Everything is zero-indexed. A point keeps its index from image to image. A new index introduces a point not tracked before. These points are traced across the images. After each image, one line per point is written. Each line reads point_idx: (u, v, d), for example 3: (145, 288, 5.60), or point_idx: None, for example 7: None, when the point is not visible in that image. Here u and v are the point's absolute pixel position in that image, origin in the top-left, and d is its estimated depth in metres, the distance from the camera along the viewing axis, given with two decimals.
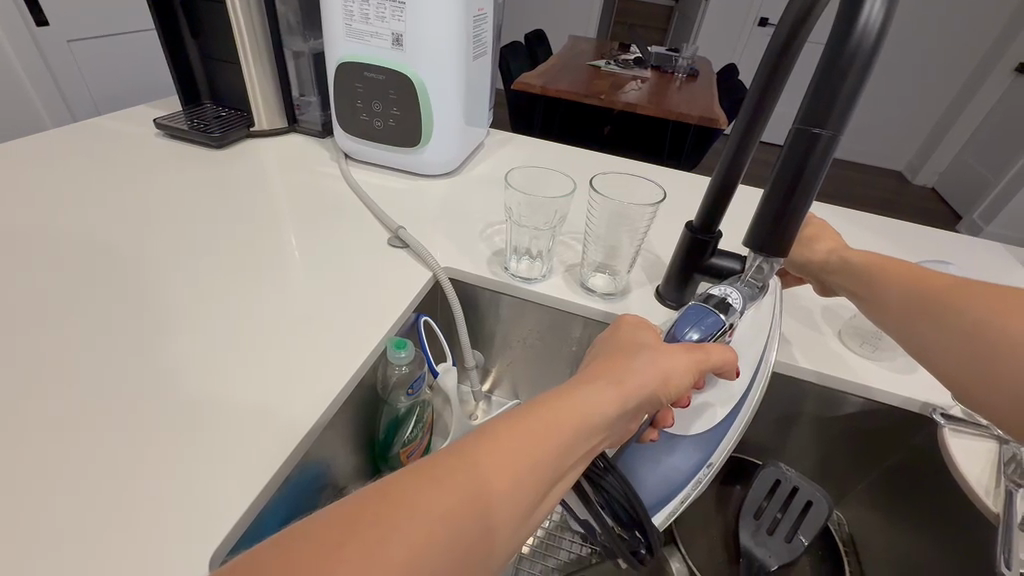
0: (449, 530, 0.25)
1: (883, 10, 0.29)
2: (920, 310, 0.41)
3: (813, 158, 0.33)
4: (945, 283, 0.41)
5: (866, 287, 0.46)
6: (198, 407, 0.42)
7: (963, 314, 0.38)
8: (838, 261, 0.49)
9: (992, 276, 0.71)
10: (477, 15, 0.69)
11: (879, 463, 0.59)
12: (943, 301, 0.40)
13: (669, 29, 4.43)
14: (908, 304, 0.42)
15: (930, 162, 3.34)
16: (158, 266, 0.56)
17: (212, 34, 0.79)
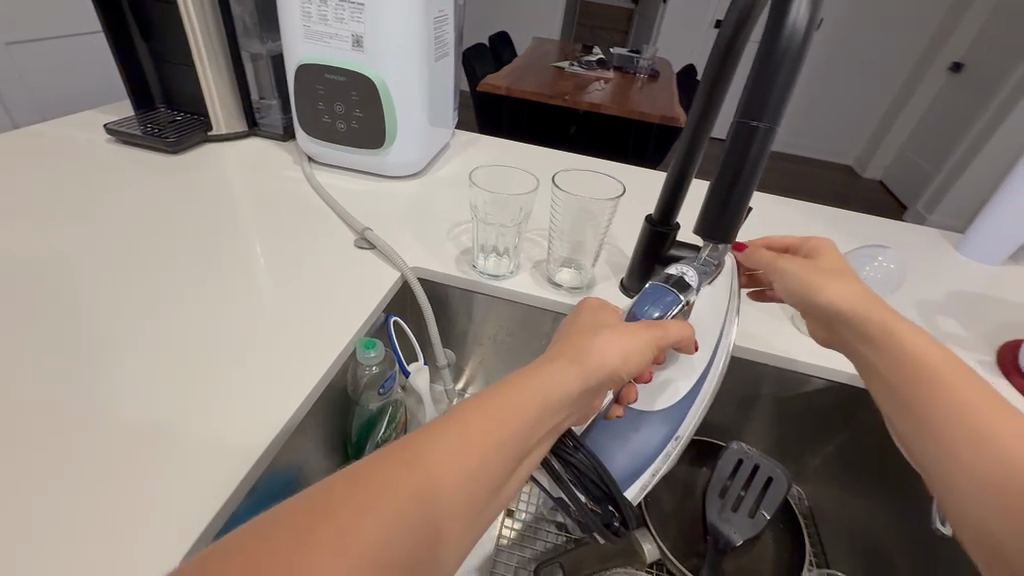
0: (420, 507, 0.25)
1: (809, 12, 0.32)
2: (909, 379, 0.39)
3: (753, 149, 0.35)
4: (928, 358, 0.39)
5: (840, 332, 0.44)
6: (164, 417, 0.41)
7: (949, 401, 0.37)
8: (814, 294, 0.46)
9: (928, 260, 0.77)
10: (438, 17, 0.69)
11: (833, 438, 0.62)
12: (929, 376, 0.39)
13: (632, 32, 4.52)
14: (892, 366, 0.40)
15: (877, 156, 3.53)
16: (116, 276, 0.54)
17: (165, 37, 0.77)
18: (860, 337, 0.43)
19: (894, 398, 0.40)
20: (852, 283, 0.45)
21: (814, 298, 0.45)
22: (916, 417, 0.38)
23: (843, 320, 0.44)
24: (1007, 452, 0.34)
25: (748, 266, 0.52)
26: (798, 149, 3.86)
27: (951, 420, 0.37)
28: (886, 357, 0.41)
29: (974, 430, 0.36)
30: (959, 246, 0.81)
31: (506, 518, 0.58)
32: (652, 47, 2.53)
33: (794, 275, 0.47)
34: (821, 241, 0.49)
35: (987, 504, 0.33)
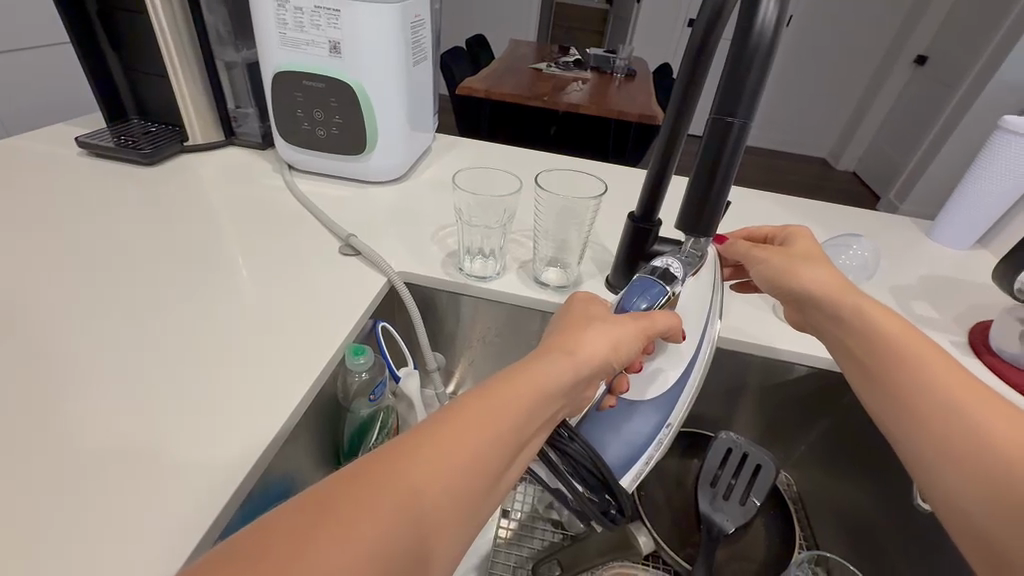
0: (418, 503, 0.26)
1: (777, 10, 0.33)
2: (897, 363, 0.40)
3: (729, 144, 0.36)
4: (916, 347, 0.40)
5: (830, 318, 0.44)
6: (151, 433, 0.40)
7: (935, 383, 0.38)
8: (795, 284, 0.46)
9: (902, 248, 0.79)
10: (415, 22, 0.70)
11: (817, 423, 0.64)
12: (914, 362, 0.39)
13: (607, 32, 4.57)
14: (880, 354, 0.41)
15: (849, 148, 3.62)
16: (94, 292, 0.53)
17: (135, 46, 0.76)
18: (838, 323, 0.44)
19: (871, 381, 0.41)
20: (827, 270, 0.46)
21: (793, 286, 0.46)
22: (893, 399, 0.40)
23: (820, 307, 0.45)
24: (977, 430, 0.35)
25: (728, 258, 0.52)
26: (773, 144, 3.94)
27: (924, 401, 0.38)
28: (862, 340, 0.42)
29: (947, 409, 0.37)
30: (930, 233, 0.84)
31: (501, 519, 0.58)
32: (628, 47, 2.55)
33: (772, 265, 0.47)
34: (797, 230, 0.50)
35: (960, 482, 0.35)
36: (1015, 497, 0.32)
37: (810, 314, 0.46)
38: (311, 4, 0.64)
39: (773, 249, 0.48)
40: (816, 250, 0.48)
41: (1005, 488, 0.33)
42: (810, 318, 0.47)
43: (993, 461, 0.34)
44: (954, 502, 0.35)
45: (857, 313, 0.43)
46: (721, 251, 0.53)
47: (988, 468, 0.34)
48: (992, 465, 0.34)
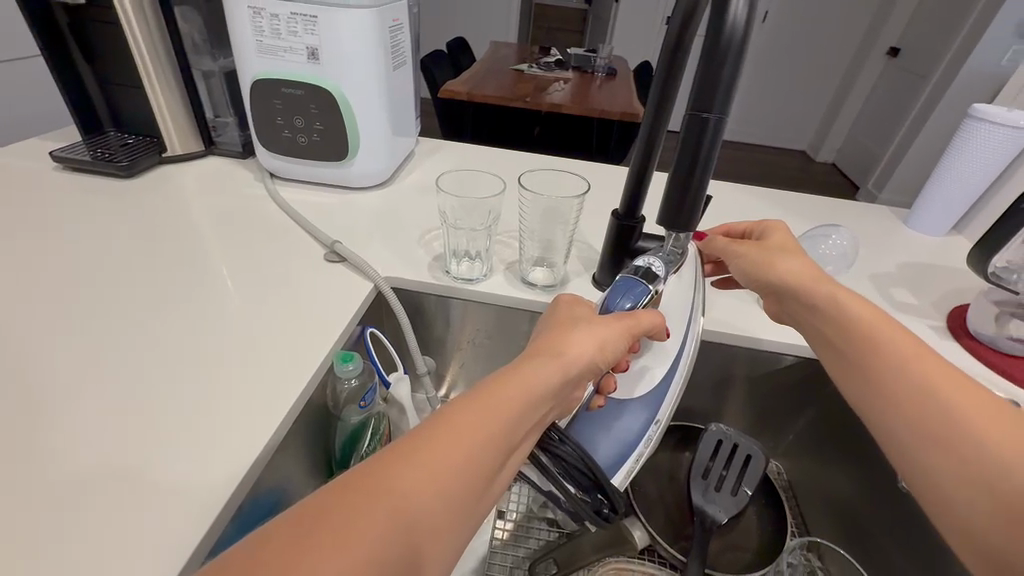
0: (410, 510, 0.26)
1: (747, 6, 0.33)
2: (872, 351, 0.41)
3: (705, 140, 0.37)
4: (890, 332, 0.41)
5: (806, 308, 0.45)
6: (139, 450, 0.40)
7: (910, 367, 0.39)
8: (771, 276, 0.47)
9: (880, 235, 0.81)
10: (393, 25, 0.69)
11: (804, 411, 0.65)
12: (889, 348, 0.40)
13: (587, 32, 4.60)
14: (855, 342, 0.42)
15: (828, 140, 3.69)
16: (76, 309, 0.53)
17: (109, 58, 0.74)
18: (814, 312, 0.45)
19: (848, 368, 0.42)
20: (801, 260, 0.47)
21: (769, 278, 0.47)
22: (869, 384, 0.40)
23: (797, 297, 0.46)
24: (950, 410, 0.36)
25: (708, 255, 0.53)
26: (754, 138, 4.00)
27: (899, 384, 0.39)
28: (837, 328, 0.43)
29: (920, 391, 0.38)
30: (907, 221, 0.86)
31: (497, 520, 0.58)
32: (608, 46, 2.57)
33: (748, 258, 0.49)
34: (774, 224, 0.51)
35: (942, 464, 0.36)
36: (990, 474, 0.33)
37: (788, 306, 0.47)
38: (287, 11, 0.63)
39: (750, 243, 0.50)
40: (792, 243, 0.49)
41: (980, 466, 0.34)
42: (787, 309, 0.48)
43: (967, 440, 0.35)
44: (934, 483, 0.36)
45: (831, 301, 0.43)
46: (701, 248, 0.54)
47: (966, 449, 0.35)
48: (967, 445, 0.35)
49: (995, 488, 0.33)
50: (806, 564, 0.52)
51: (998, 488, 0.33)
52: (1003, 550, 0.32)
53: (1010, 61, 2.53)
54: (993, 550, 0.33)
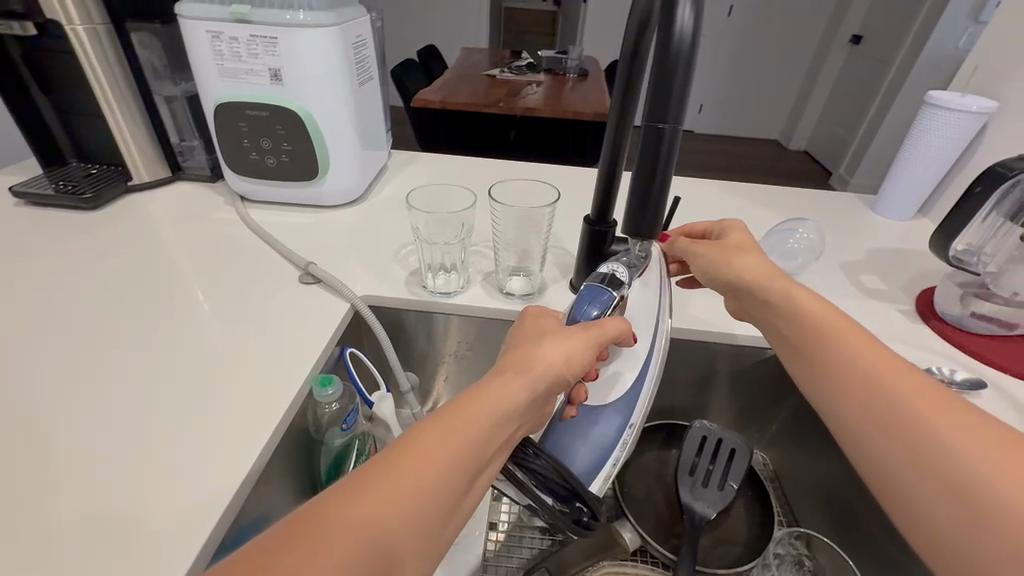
0: (376, 531, 0.27)
1: (692, 17, 0.35)
2: (825, 343, 0.42)
3: (662, 150, 0.40)
4: (842, 326, 0.42)
5: (765, 304, 0.47)
6: (112, 493, 0.39)
7: (859, 358, 0.40)
8: (731, 275, 0.49)
9: (848, 224, 0.83)
10: (357, 42, 0.69)
11: (784, 402, 0.66)
12: (839, 340, 0.42)
13: (558, 34, 4.63)
14: (808, 336, 0.43)
15: (799, 128, 3.76)
16: (42, 348, 0.51)
17: (66, 87, 0.72)
18: (769, 306, 0.47)
19: (807, 362, 0.43)
20: (755, 258, 0.49)
21: (728, 277, 0.49)
22: (822, 375, 0.42)
23: (754, 294, 0.48)
24: (894, 395, 0.37)
25: (672, 256, 0.55)
26: (728, 130, 4.06)
27: (850, 377, 0.40)
28: (790, 321, 0.45)
29: (866, 378, 0.39)
30: (873, 208, 0.88)
31: (489, 531, 0.58)
32: (578, 47, 2.59)
33: (707, 257, 0.51)
34: (731, 223, 0.54)
35: (892, 452, 0.36)
36: (929, 455, 0.35)
37: (751, 303, 0.49)
38: (246, 33, 0.63)
39: (709, 244, 0.52)
40: (748, 241, 0.52)
41: (922, 448, 0.35)
42: (746, 305, 0.50)
43: (909, 424, 0.36)
44: (882, 468, 0.37)
45: (784, 296, 0.46)
46: (665, 250, 0.55)
47: (913, 435, 0.36)
48: (910, 428, 0.36)
49: (935, 468, 0.34)
50: (794, 554, 0.52)
51: (944, 474, 0.34)
52: (946, 531, 0.33)
53: (966, 43, 2.61)
54: (944, 535, 0.33)
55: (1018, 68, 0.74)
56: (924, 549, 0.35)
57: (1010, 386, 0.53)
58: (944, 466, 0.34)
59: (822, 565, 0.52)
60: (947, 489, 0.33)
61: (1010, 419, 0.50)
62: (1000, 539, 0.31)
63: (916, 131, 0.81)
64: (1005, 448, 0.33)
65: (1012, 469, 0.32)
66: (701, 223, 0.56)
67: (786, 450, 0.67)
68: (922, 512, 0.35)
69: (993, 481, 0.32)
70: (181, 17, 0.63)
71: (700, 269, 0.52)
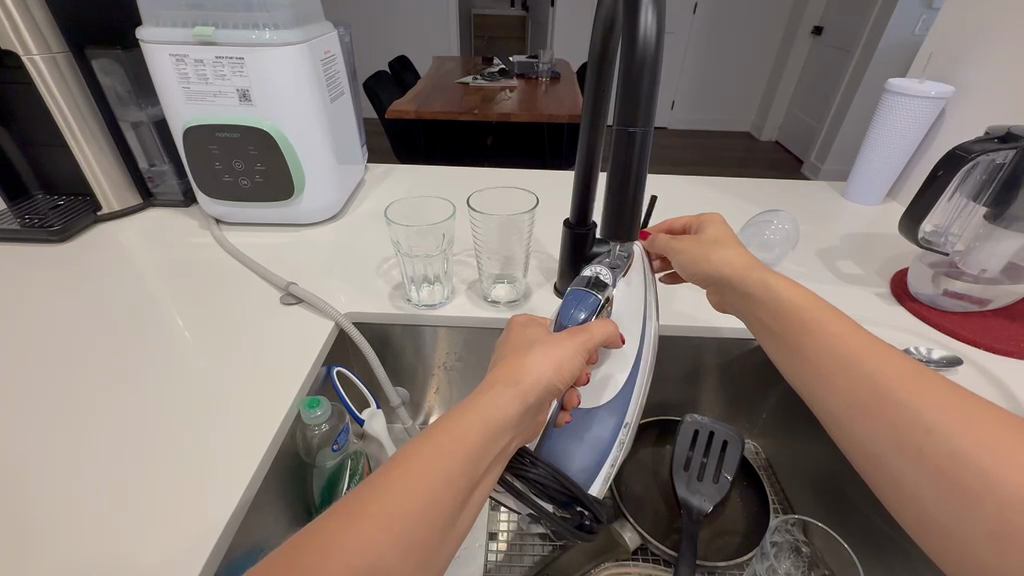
0: (369, 558, 0.26)
1: (655, 22, 0.36)
2: (803, 328, 0.43)
3: (634, 153, 0.41)
4: (820, 311, 0.43)
5: (747, 296, 0.48)
6: (97, 531, 0.37)
7: (838, 342, 0.41)
8: (713, 267, 0.51)
9: (822, 211, 0.85)
10: (325, 58, 0.69)
11: (772, 390, 0.67)
12: (819, 325, 0.43)
13: (527, 38, 4.66)
14: (789, 323, 0.44)
15: (769, 119, 3.84)
16: (14, 390, 0.49)
17: (24, 117, 0.70)
18: (750, 298, 0.48)
19: (789, 350, 0.44)
20: (734, 251, 0.51)
21: (709, 270, 0.51)
22: (804, 361, 0.43)
23: (734, 286, 0.49)
24: (870, 373, 0.38)
25: (654, 253, 0.57)
26: (700, 126, 4.13)
27: (830, 360, 0.41)
28: (772, 310, 0.46)
29: (844, 362, 0.40)
30: (845, 195, 0.90)
31: (490, 542, 0.58)
32: (549, 51, 2.61)
33: (683, 251, 0.53)
34: (711, 218, 0.55)
35: (876, 433, 0.37)
36: (912, 433, 0.35)
37: (735, 296, 0.50)
38: (212, 55, 0.62)
39: (688, 239, 0.54)
40: (727, 234, 0.53)
41: (900, 423, 0.36)
42: (729, 299, 0.51)
43: (890, 401, 0.37)
44: (869, 448, 0.38)
45: (764, 286, 0.47)
46: (648, 249, 0.57)
47: (897, 415, 0.36)
48: (889, 404, 0.37)
49: (917, 441, 0.35)
50: (791, 540, 0.53)
51: (926, 451, 0.34)
52: (936, 506, 0.34)
53: (921, 30, 2.70)
54: (927, 511, 0.34)
55: (970, 54, 0.77)
56: (913, 526, 0.36)
57: (986, 361, 0.55)
58: (927, 445, 0.34)
59: (819, 548, 0.53)
60: (931, 462, 0.34)
61: (987, 394, 0.51)
62: (983, 506, 0.31)
63: (879, 118, 0.83)
64: (986, 419, 0.34)
65: (991, 438, 0.33)
66: (680, 219, 0.57)
67: (777, 438, 0.68)
68: (908, 489, 0.35)
69: (971, 448, 0.33)
70: (142, 41, 0.62)
71: (683, 264, 0.54)
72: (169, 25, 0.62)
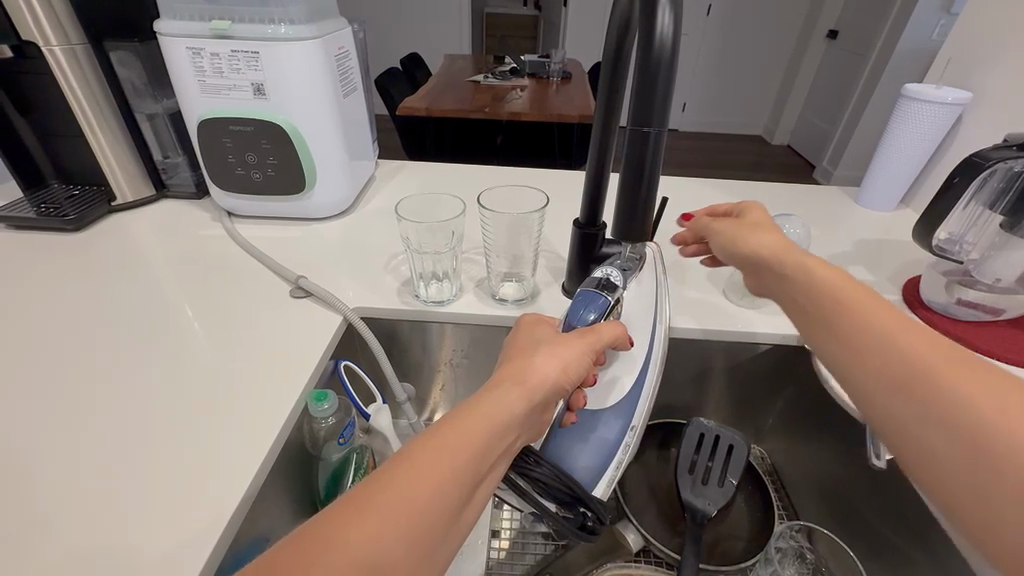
0: (372, 552, 0.26)
1: (673, 23, 0.36)
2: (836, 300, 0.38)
3: (650, 152, 0.41)
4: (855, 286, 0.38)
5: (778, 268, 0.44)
6: (111, 513, 0.38)
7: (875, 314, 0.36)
8: (744, 247, 0.48)
9: (834, 216, 0.84)
10: (339, 53, 0.69)
11: (779, 395, 0.67)
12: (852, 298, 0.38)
13: (540, 38, 4.65)
14: (820, 295, 0.40)
15: (781, 123, 3.82)
16: (31, 375, 0.50)
17: (43, 108, 0.71)
18: (783, 274, 0.44)
19: (819, 323, 0.39)
20: (774, 236, 0.47)
21: (743, 254, 0.48)
22: (833, 333, 0.37)
23: (771, 267, 0.45)
24: (906, 347, 0.33)
25: (692, 235, 0.56)
26: (711, 128, 4.11)
27: (864, 330, 0.35)
28: (801, 284, 0.42)
29: (883, 336, 0.34)
30: (858, 200, 0.89)
31: (492, 540, 0.58)
32: (560, 51, 2.61)
33: (721, 236, 0.51)
34: (756, 204, 0.53)
35: (914, 411, 0.31)
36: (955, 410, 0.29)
37: (767, 270, 0.46)
38: (228, 49, 0.62)
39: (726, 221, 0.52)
40: (767, 221, 0.51)
41: (921, 393, 0.31)
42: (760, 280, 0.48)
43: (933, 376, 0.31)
44: (900, 428, 0.32)
45: (802, 265, 0.42)
46: (689, 235, 0.56)
47: (940, 390, 0.30)
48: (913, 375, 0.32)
49: (958, 420, 0.29)
50: (795, 547, 0.53)
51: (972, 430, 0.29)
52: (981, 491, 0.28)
53: (939, 35, 2.67)
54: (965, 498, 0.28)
55: (987, 60, 0.76)
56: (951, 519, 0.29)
57: None
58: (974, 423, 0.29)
59: (823, 555, 0.53)
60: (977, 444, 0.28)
61: None
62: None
63: (894, 123, 0.83)
64: None
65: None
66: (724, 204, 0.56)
67: (783, 443, 0.68)
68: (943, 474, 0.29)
69: (1000, 422, 0.28)
70: (159, 35, 0.63)
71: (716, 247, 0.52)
72: (187, 18, 0.62)
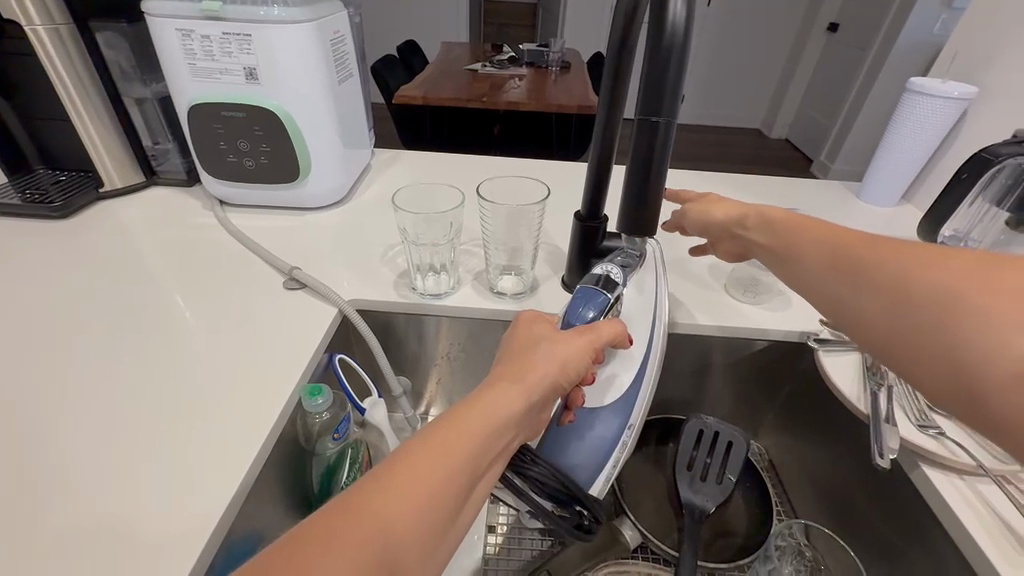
0: (368, 553, 0.25)
1: (684, 8, 0.35)
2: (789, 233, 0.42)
3: (658, 142, 0.39)
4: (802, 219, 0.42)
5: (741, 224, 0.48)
6: (100, 506, 0.37)
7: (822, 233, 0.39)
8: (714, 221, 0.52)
9: (836, 212, 0.83)
10: (335, 38, 0.67)
11: (779, 392, 0.66)
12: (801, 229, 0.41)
13: (537, 27, 4.59)
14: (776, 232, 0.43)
15: (780, 116, 3.80)
16: (17, 364, 0.48)
17: (28, 89, 0.68)
18: (746, 229, 0.47)
19: (780, 253, 0.42)
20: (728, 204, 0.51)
21: (710, 224, 0.52)
22: (790, 259, 0.40)
23: (738, 226, 0.48)
24: (849, 246, 0.36)
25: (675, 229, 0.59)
26: (710, 121, 4.09)
27: (816, 246, 0.38)
28: (761, 229, 0.45)
29: (830, 245, 0.37)
30: (859, 195, 0.88)
31: (488, 534, 0.57)
32: (559, 40, 2.57)
33: (689, 212, 0.55)
34: None
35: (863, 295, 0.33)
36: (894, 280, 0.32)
37: (734, 227, 0.49)
38: (219, 31, 0.60)
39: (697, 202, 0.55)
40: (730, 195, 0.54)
41: (892, 281, 0.32)
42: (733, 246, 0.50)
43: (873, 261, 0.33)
44: (857, 314, 0.34)
45: (761, 219, 0.45)
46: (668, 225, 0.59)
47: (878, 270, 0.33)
48: (865, 264, 0.34)
49: (897, 287, 0.31)
50: (793, 544, 0.53)
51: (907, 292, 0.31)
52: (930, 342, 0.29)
53: (940, 29, 2.65)
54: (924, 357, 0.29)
55: (994, 54, 0.75)
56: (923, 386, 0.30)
57: None
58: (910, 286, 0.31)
59: (822, 553, 0.52)
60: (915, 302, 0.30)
61: None
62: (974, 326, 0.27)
63: (898, 118, 0.82)
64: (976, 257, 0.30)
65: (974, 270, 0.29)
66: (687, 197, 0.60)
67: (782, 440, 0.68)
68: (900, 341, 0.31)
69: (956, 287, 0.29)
70: (148, 15, 0.60)
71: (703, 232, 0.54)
72: None
